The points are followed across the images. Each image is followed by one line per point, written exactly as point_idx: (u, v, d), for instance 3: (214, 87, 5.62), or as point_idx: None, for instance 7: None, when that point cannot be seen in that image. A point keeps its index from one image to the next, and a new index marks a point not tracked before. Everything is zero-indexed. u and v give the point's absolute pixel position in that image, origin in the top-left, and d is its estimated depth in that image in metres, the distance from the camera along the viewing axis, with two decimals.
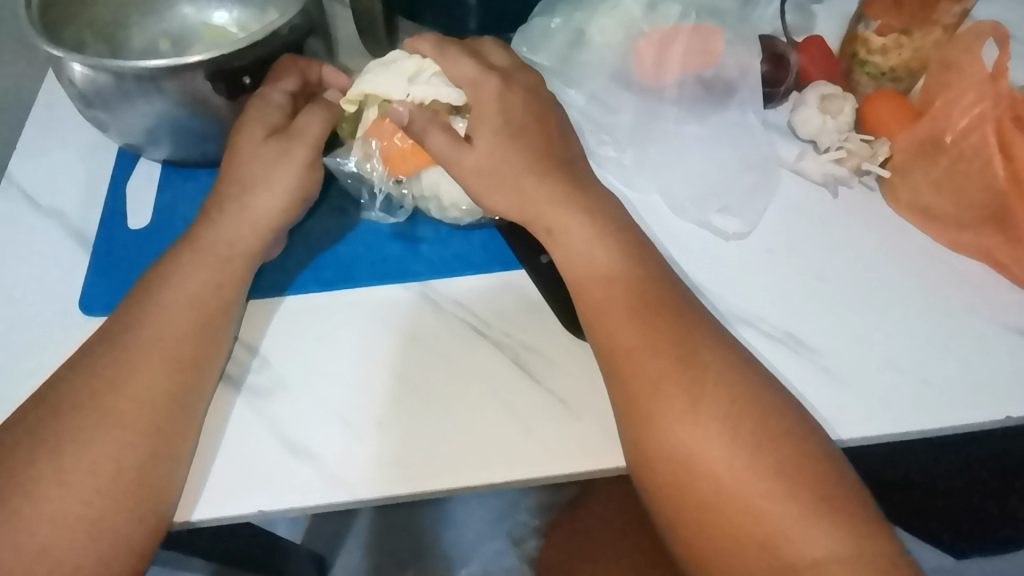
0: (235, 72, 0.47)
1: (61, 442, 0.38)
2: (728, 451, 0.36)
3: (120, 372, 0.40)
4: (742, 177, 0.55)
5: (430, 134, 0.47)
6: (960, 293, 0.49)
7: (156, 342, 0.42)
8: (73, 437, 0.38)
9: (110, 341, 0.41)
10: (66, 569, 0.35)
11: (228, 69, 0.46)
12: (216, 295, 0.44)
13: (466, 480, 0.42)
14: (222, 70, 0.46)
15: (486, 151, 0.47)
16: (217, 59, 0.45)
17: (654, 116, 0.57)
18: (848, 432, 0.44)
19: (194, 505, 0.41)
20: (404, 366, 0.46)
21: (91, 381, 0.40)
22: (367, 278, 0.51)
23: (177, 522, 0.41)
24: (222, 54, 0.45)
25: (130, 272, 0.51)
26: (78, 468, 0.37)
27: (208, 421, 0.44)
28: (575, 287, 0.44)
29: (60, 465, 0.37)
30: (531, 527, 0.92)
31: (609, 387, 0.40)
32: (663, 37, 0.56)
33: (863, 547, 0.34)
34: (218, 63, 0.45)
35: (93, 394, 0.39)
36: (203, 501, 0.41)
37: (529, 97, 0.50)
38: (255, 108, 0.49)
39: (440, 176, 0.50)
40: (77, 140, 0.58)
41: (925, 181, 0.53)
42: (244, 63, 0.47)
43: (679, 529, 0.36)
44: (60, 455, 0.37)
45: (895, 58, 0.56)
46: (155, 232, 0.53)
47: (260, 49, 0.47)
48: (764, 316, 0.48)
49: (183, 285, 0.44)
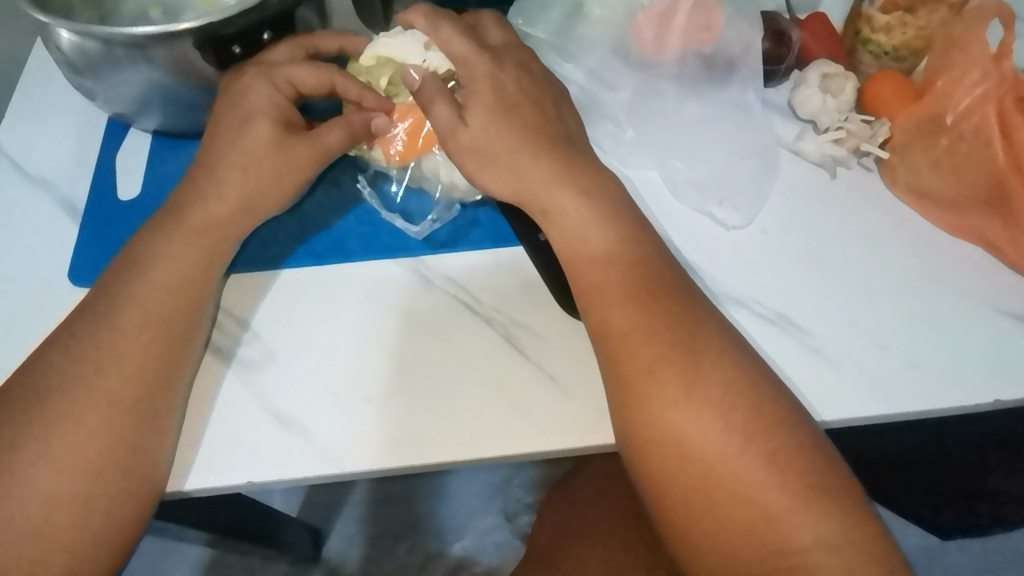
0: (225, 39, 0.46)
1: (50, 414, 0.38)
2: (716, 430, 0.37)
3: (110, 345, 0.40)
4: (739, 156, 0.55)
5: (437, 102, 0.47)
6: (954, 276, 0.49)
7: (146, 315, 0.41)
8: (61, 409, 0.38)
9: (98, 314, 0.41)
10: (59, 537, 0.36)
11: (217, 36, 0.45)
12: (206, 268, 0.44)
13: (455, 455, 0.42)
14: (212, 38, 0.45)
15: (480, 127, 0.46)
16: (207, 26, 0.44)
17: (652, 93, 0.56)
18: (834, 413, 0.44)
19: (186, 476, 0.42)
20: (395, 341, 0.46)
21: (79, 353, 0.40)
22: (359, 253, 0.50)
23: (170, 493, 0.41)
24: (213, 22, 0.44)
25: (118, 242, 0.50)
26: (70, 439, 0.37)
27: (198, 394, 0.44)
28: (570, 265, 0.44)
29: (49, 437, 0.37)
30: (524, 503, 0.94)
31: (601, 365, 0.41)
32: (663, 12, 0.55)
33: (844, 524, 0.35)
34: (208, 31, 0.44)
35: (82, 367, 0.39)
36: (195, 473, 0.42)
37: (524, 72, 0.49)
38: (241, 76, 0.47)
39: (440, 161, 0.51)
40: (66, 108, 0.58)
41: (924, 163, 0.52)
42: (234, 31, 0.46)
43: (664, 505, 0.37)
44: (50, 427, 0.37)
45: (898, 37, 0.54)
46: (146, 204, 0.53)
47: (251, 16, 0.46)
48: (757, 296, 0.48)
49: (174, 257, 0.43)
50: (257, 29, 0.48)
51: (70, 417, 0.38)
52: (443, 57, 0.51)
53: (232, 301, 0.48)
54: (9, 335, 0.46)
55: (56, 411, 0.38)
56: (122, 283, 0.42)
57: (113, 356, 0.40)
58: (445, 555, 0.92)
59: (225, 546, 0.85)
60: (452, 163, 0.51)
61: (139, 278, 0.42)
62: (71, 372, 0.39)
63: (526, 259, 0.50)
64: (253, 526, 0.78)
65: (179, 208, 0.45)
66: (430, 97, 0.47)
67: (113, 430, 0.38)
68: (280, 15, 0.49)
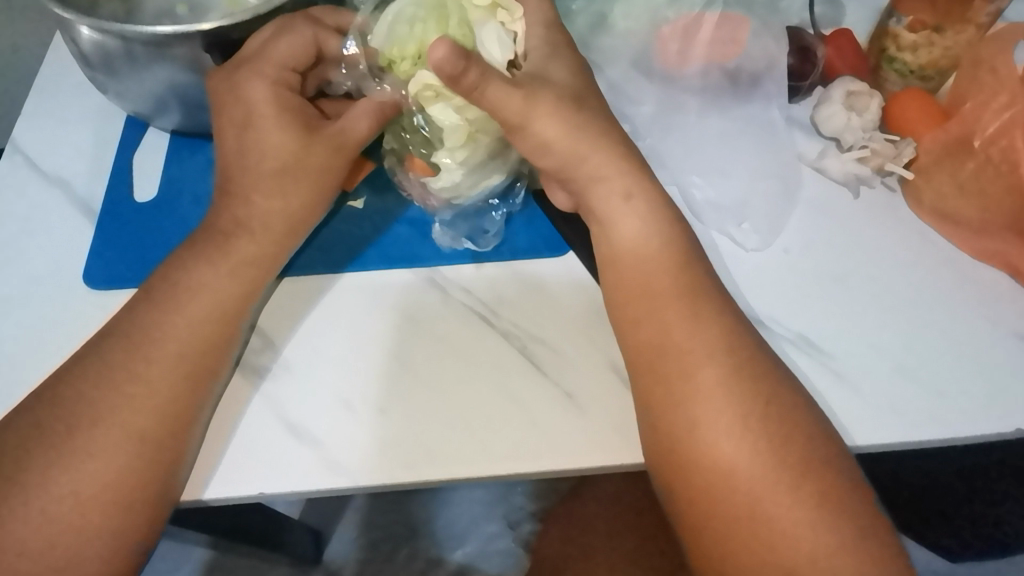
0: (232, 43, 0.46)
1: (93, 413, 0.38)
2: (743, 449, 0.36)
3: (141, 352, 0.40)
4: (761, 177, 0.54)
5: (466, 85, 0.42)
6: (978, 302, 0.48)
7: (145, 327, 0.40)
8: (99, 413, 0.38)
9: (133, 321, 0.41)
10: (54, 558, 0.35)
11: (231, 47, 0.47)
12: (235, 289, 0.43)
13: (469, 470, 0.42)
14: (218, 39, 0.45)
15: (527, 112, 0.42)
16: (208, 30, 0.44)
17: (674, 107, 0.56)
18: (865, 439, 0.43)
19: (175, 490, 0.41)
20: (408, 350, 0.46)
21: (119, 359, 0.39)
22: (376, 262, 0.50)
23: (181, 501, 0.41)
24: (213, 27, 0.44)
25: (158, 243, 0.50)
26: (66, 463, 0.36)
27: (220, 409, 0.44)
28: (609, 266, 0.43)
29: (89, 440, 0.37)
30: (527, 512, 0.93)
31: (636, 387, 0.40)
32: (687, 25, 0.55)
33: (860, 554, 0.34)
34: (217, 36, 0.45)
35: (115, 375, 0.39)
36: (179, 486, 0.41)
37: (560, 65, 0.46)
38: (246, 60, 0.46)
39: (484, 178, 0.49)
40: (84, 107, 0.57)
41: (948, 187, 0.52)
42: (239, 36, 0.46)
43: (683, 525, 0.37)
44: (86, 432, 0.37)
45: (925, 55, 0.54)
46: (184, 221, 0.51)
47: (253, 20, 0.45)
48: (781, 318, 0.48)
49: (178, 272, 0.43)
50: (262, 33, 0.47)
51: (112, 417, 0.38)
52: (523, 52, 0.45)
53: None
54: (26, 337, 0.46)
55: (102, 412, 0.38)
56: (166, 291, 0.42)
57: (142, 361, 0.39)
58: (445, 562, 0.92)
59: (225, 548, 0.85)
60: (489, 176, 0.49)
61: (176, 291, 0.42)
62: (113, 377, 0.39)
63: (543, 271, 0.49)
64: (255, 531, 0.78)
65: (212, 232, 0.44)
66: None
67: (150, 424, 0.38)
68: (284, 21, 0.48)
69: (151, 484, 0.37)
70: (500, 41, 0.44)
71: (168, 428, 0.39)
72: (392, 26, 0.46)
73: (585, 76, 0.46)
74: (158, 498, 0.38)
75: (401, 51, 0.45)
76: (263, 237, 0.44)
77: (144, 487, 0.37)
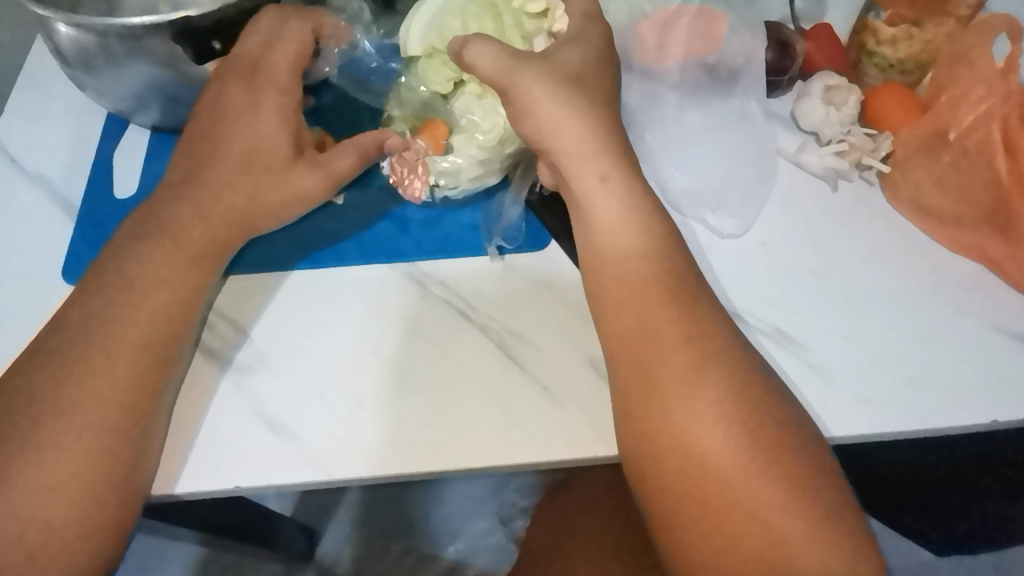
0: (200, 32, 0.45)
1: (61, 397, 0.38)
2: (715, 440, 0.37)
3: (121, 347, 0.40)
4: (738, 170, 0.54)
5: (479, 45, 0.45)
6: (955, 294, 0.49)
7: (119, 322, 0.41)
8: (67, 399, 0.38)
9: (88, 302, 0.41)
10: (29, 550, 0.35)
11: (200, 38, 0.46)
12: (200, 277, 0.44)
13: (447, 463, 0.42)
14: (186, 31, 0.44)
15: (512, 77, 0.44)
16: (178, 21, 0.43)
17: (654, 101, 0.56)
18: (841, 430, 0.44)
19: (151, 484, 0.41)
20: (388, 345, 0.46)
21: (93, 354, 0.39)
22: (356, 257, 0.50)
23: (159, 495, 0.41)
24: (184, 16, 0.43)
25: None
26: (39, 457, 0.37)
27: (189, 397, 0.44)
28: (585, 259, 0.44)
29: (51, 417, 0.37)
30: (519, 507, 0.94)
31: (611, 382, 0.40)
32: (666, 20, 0.55)
33: (827, 543, 0.35)
34: (185, 24, 0.44)
35: (81, 365, 0.39)
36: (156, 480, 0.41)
37: (541, 57, 0.46)
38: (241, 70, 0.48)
39: (481, 174, 0.51)
40: (66, 105, 0.57)
41: (927, 179, 0.52)
42: (208, 23, 0.45)
43: (657, 516, 0.37)
44: (58, 420, 0.37)
45: (904, 50, 0.54)
46: None
47: (224, 8, 0.45)
48: (758, 311, 0.48)
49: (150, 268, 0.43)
50: (237, 22, 0.47)
51: (77, 399, 0.38)
52: (545, 42, 0.50)
53: (228, 302, 0.48)
54: (6, 331, 0.46)
55: (68, 392, 0.38)
56: (127, 274, 0.42)
57: (109, 351, 0.40)
58: (438, 558, 0.92)
59: (218, 545, 0.85)
60: (486, 175, 0.51)
61: (146, 285, 0.42)
62: (75, 362, 0.39)
63: (523, 266, 0.50)
64: (247, 527, 0.78)
65: (189, 226, 0.44)
66: (476, 40, 0.45)
67: (116, 409, 0.39)
68: (263, 8, 0.47)
69: (117, 468, 0.38)
70: (540, 46, 0.49)
71: (131, 411, 0.39)
72: (442, 15, 0.51)
73: (584, 63, 0.46)
74: (126, 483, 0.38)
75: (445, 36, 0.50)
76: (230, 227, 0.45)
77: (107, 470, 0.37)
